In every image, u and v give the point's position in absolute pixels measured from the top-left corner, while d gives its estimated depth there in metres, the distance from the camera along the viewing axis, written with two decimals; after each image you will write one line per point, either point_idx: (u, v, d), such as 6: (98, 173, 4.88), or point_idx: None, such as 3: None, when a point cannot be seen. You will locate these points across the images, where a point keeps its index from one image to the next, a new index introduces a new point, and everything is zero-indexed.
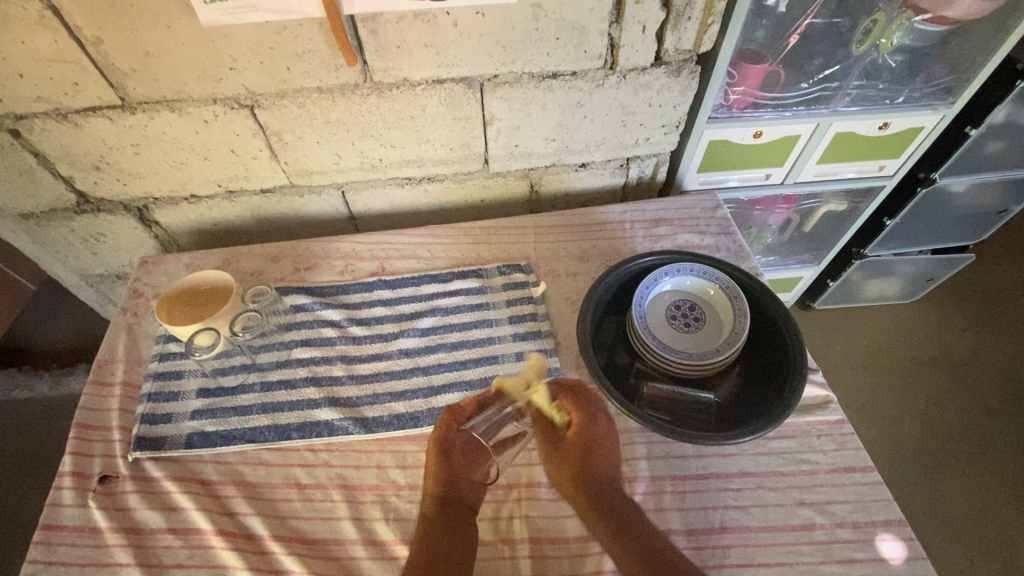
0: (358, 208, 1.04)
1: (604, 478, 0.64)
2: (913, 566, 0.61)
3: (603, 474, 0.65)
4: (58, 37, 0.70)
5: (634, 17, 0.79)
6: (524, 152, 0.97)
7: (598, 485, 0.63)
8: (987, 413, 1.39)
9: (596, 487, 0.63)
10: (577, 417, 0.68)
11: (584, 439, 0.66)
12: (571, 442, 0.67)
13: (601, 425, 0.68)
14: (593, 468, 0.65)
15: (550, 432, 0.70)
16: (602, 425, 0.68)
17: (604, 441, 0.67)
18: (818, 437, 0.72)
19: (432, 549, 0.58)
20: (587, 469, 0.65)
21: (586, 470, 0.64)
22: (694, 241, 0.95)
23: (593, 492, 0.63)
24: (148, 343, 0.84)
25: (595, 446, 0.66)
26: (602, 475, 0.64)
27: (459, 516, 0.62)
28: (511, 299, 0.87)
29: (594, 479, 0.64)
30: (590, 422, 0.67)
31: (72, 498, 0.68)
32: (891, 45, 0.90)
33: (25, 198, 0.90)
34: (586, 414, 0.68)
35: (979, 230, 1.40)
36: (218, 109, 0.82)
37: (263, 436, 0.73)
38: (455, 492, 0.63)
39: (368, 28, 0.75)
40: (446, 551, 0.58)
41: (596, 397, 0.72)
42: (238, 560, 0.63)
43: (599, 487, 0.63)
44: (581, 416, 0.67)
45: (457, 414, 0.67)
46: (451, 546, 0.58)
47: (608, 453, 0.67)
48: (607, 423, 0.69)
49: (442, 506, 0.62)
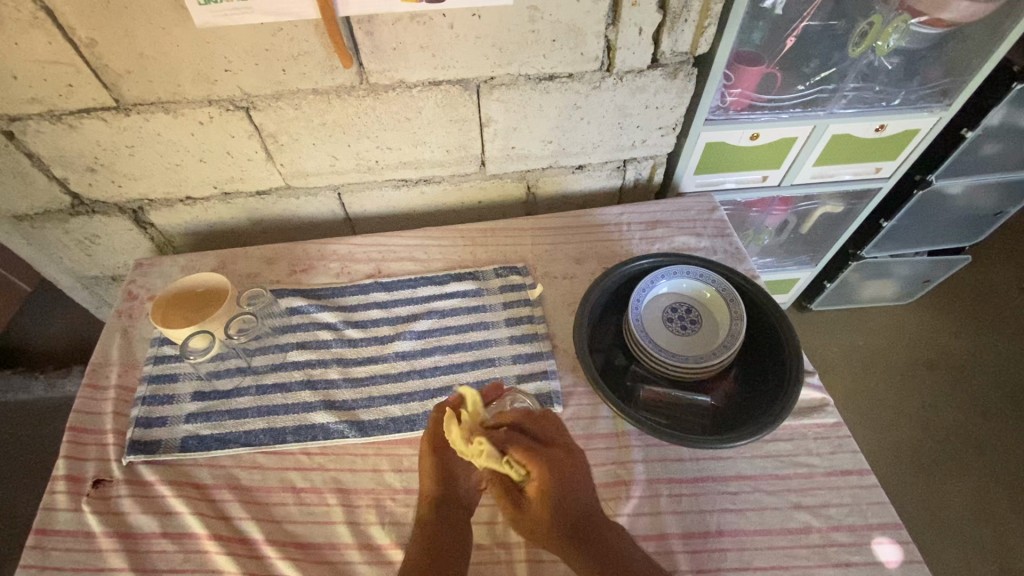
0: (355, 209, 1.04)
1: (583, 514, 0.56)
2: (908, 569, 0.61)
3: (581, 510, 0.56)
4: (52, 37, 0.70)
5: (632, 19, 0.79)
6: (522, 153, 0.97)
7: (570, 525, 0.55)
8: (983, 414, 1.40)
9: (568, 529, 0.55)
10: (538, 467, 0.55)
11: (547, 492, 0.55)
12: (535, 498, 0.56)
13: (567, 466, 0.56)
14: (564, 510, 0.55)
15: (509, 483, 0.59)
16: (568, 464, 0.57)
17: (577, 477, 0.57)
18: (815, 440, 0.72)
19: (429, 548, 0.58)
20: (561, 514, 0.55)
21: (558, 518, 0.55)
22: (691, 242, 0.95)
23: (570, 534, 0.55)
24: (142, 345, 0.84)
25: (564, 484, 0.55)
26: (580, 512, 0.56)
27: (456, 516, 0.62)
28: (508, 301, 0.86)
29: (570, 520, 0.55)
30: (555, 472, 0.55)
31: (65, 502, 0.67)
32: (888, 47, 0.90)
33: (19, 199, 0.90)
34: (546, 462, 0.55)
35: (975, 232, 1.41)
36: (214, 110, 0.81)
37: (258, 439, 0.72)
38: (451, 492, 0.63)
39: (364, 30, 0.74)
40: (443, 549, 0.58)
41: (558, 429, 0.60)
42: (232, 565, 0.63)
43: (576, 523, 0.55)
44: (540, 466, 0.54)
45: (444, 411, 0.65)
46: (448, 544, 0.59)
47: (582, 487, 0.57)
48: (575, 460, 0.58)
49: (439, 508, 0.61)
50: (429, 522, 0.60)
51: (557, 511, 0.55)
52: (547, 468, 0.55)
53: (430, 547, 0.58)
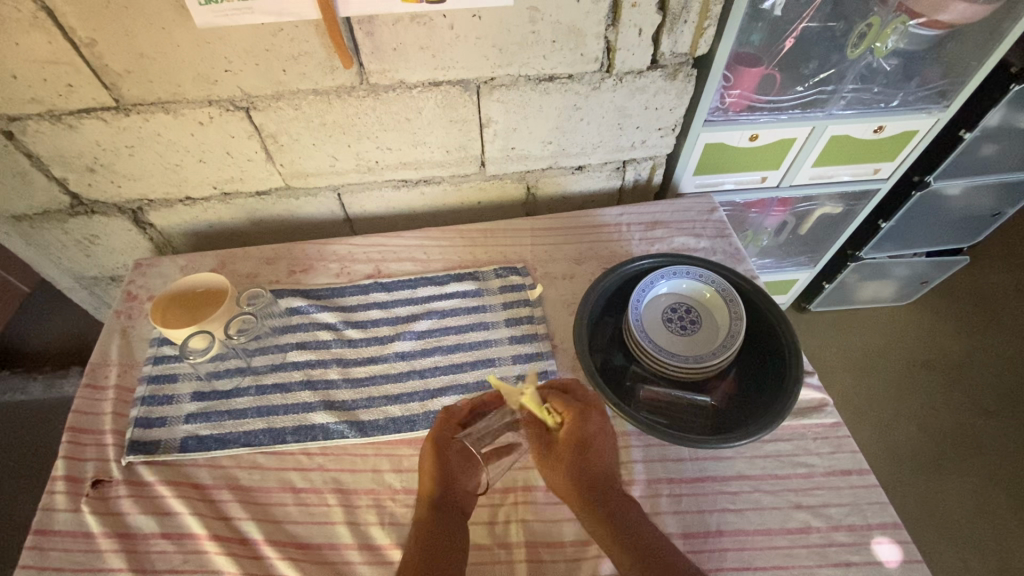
0: (355, 210, 1.04)
1: (597, 476, 0.60)
2: (908, 569, 0.61)
3: (599, 469, 0.60)
4: (52, 37, 0.70)
5: (631, 20, 0.79)
6: (522, 154, 0.97)
7: (591, 479, 0.60)
8: (982, 414, 1.40)
9: (588, 484, 0.59)
10: (567, 415, 0.62)
11: (576, 438, 0.61)
12: (562, 446, 0.61)
13: (592, 420, 0.62)
14: (587, 462, 0.60)
15: (541, 434, 0.65)
16: (592, 425, 0.62)
17: (598, 437, 0.61)
18: (815, 440, 0.72)
19: (426, 550, 0.57)
20: (580, 473, 0.60)
21: (581, 471, 0.60)
22: (690, 243, 0.95)
23: (591, 492, 0.59)
24: (142, 345, 0.83)
25: (585, 438, 0.61)
26: (597, 474, 0.60)
27: (453, 516, 0.61)
28: (508, 301, 0.86)
29: (587, 479, 0.59)
30: (582, 420, 0.62)
31: (64, 502, 0.67)
32: (886, 48, 0.90)
33: (18, 199, 0.90)
34: (573, 413, 0.62)
35: (973, 233, 1.41)
36: (213, 111, 0.81)
37: (258, 439, 0.72)
38: (449, 490, 0.62)
39: (364, 30, 0.74)
40: (441, 549, 0.57)
41: (591, 393, 0.66)
42: (232, 565, 0.63)
43: (592, 485, 0.59)
44: (572, 414, 0.62)
45: (451, 415, 0.66)
46: (444, 546, 0.58)
47: (604, 447, 0.61)
48: (600, 420, 0.63)
49: (436, 507, 0.61)
50: (425, 523, 0.60)
51: (580, 465, 0.60)
52: (572, 416, 0.62)
53: (428, 548, 0.57)
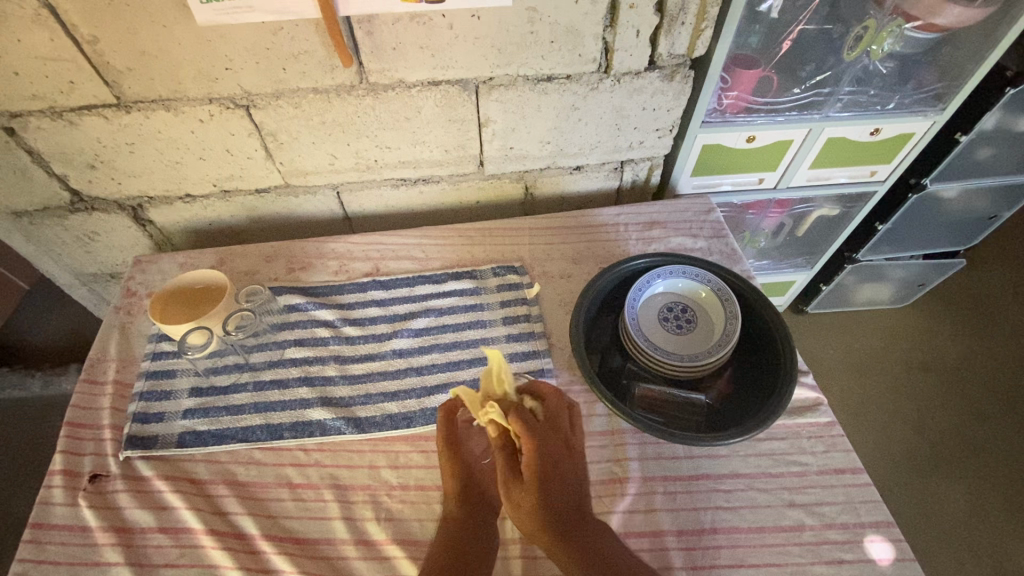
0: (354, 209, 1.04)
1: (566, 503, 0.57)
2: (900, 567, 0.62)
3: (563, 500, 0.57)
4: (54, 34, 0.70)
5: (629, 22, 0.80)
6: (520, 154, 0.97)
7: (557, 513, 0.56)
8: (979, 418, 1.40)
9: (553, 516, 0.56)
10: (526, 442, 0.57)
11: (543, 471, 0.56)
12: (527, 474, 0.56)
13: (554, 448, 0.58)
14: (554, 497, 0.56)
15: (508, 457, 0.59)
16: (559, 451, 0.58)
17: (564, 460, 0.59)
18: (809, 438, 0.72)
19: (453, 549, 0.58)
20: (548, 506, 0.56)
21: (545, 504, 0.56)
22: (687, 243, 0.96)
23: (558, 523, 0.56)
24: (140, 342, 0.84)
25: (555, 465, 0.57)
26: (565, 505, 0.57)
27: (480, 512, 0.63)
28: (506, 299, 0.87)
29: (557, 508, 0.56)
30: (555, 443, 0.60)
31: (61, 496, 0.67)
32: (882, 51, 0.91)
33: (19, 195, 0.90)
34: (538, 443, 0.57)
35: (969, 235, 1.42)
36: (214, 108, 0.82)
37: (256, 435, 0.73)
38: (477, 488, 0.64)
39: (364, 30, 0.75)
40: (464, 550, 0.59)
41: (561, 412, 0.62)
42: (229, 560, 0.63)
43: (561, 517, 0.56)
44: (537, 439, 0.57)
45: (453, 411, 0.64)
46: (473, 548, 0.59)
47: (570, 475, 0.59)
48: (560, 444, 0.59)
49: (465, 503, 0.63)
50: (454, 517, 0.62)
51: (545, 497, 0.56)
52: (537, 443, 0.57)
53: (455, 548, 0.59)
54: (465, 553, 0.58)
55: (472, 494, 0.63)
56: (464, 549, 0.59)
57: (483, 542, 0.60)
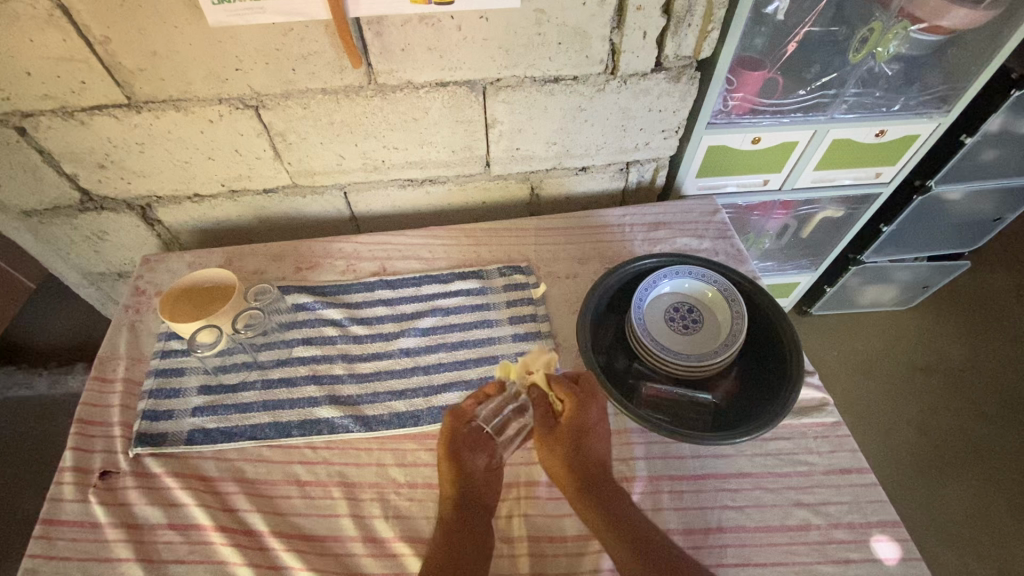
0: (360, 209, 1.05)
1: (594, 461, 0.64)
2: (907, 566, 0.62)
3: (594, 457, 0.65)
4: (67, 35, 0.71)
5: (635, 23, 0.80)
6: (526, 155, 0.98)
7: (588, 465, 0.64)
8: (982, 419, 1.40)
9: (585, 467, 0.63)
10: (569, 400, 0.67)
11: (576, 424, 0.66)
12: (564, 426, 0.66)
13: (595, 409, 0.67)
14: (582, 450, 0.64)
15: (544, 415, 0.68)
16: (596, 411, 0.67)
17: (595, 423, 0.66)
18: (815, 438, 0.72)
19: (448, 552, 0.59)
20: (581, 457, 0.64)
21: (579, 453, 0.64)
22: (692, 244, 0.96)
23: (584, 474, 0.63)
24: (150, 340, 0.84)
25: (591, 420, 0.66)
26: (596, 462, 0.64)
27: (476, 517, 0.63)
28: (512, 299, 0.87)
29: (586, 463, 0.64)
30: (582, 409, 0.66)
31: (72, 493, 0.68)
32: (888, 54, 0.92)
33: (29, 194, 0.91)
34: (578, 399, 0.67)
35: (974, 237, 1.42)
36: (223, 109, 0.83)
37: (264, 433, 0.73)
38: (472, 493, 0.65)
39: (373, 31, 0.76)
40: (459, 553, 0.59)
41: (596, 386, 0.70)
42: (238, 556, 0.63)
43: (591, 473, 0.63)
44: (575, 403, 0.67)
45: (460, 414, 0.68)
46: (469, 550, 0.59)
47: (599, 441, 0.66)
48: (601, 409, 0.67)
49: (460, 508, 0.63)
50: (448, 523, 0.62)
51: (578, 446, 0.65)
52: (577, 401, 0.67)
53: (450, 553, 0.59)
54: (462, 556, 0.58)
55: (466, 499, 0.64)
56: (460, 552, 0.59)
57: (478, 546, 0.60)
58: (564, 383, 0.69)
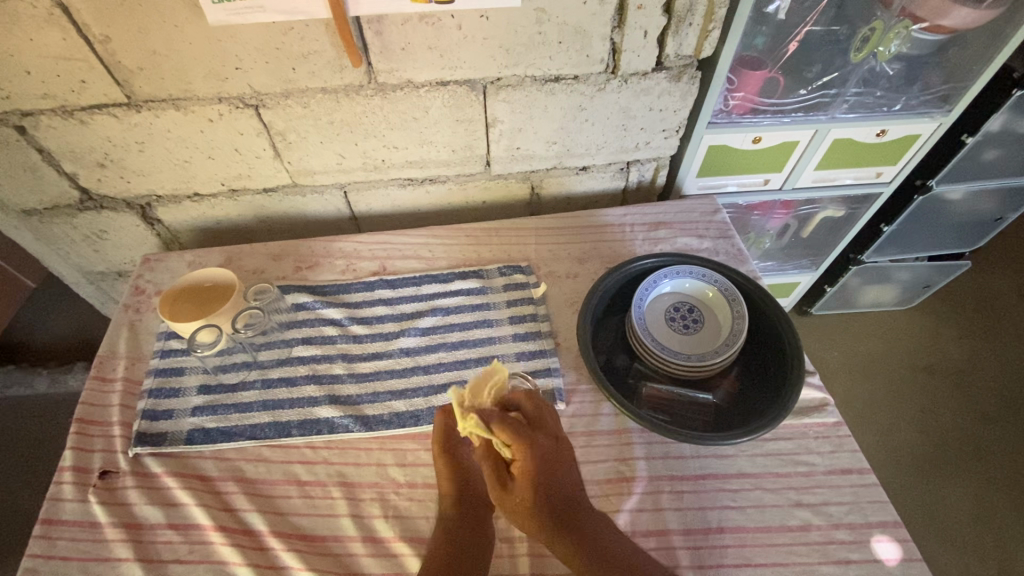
0: (360, 208, 1.05)
1: (558, 501, 0.60)
2: (908, 567, 0.62)
3: (561, 498, 0.60)
4: (67, 34, 0.71)
5: (636, 23, 0.80)
6: (527, 154, 0.98)
7: (556, 509, 0.59)
8: (983, 420, 1.40)
9: (551, 510, 0.59)
10: (516, 445, 0.60)
11: (530, 472, 0.59)
12: (518, 479, 0.60)
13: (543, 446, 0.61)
14: (546, 495, 0.59)
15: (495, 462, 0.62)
16: (548, 448, 0.61)
17: (548, 461, 0.60)
18: (816, 439, 0.72)
19: (449, 550, 0.59)
20: (546, 504, 0.59)
21: (541, 501, 0.59)
22: (693, 243, 0.96)
23: (554, 520, 0.59)
24: (149, 339, 0.84)
25: (542, 466, 0.60)
26: (562, 502, 0.60)
27: (476, 514, 0.63)
28: (512, 299, 0.87)
29: (551, 507, 0.59)
30: (533, 451, 0.60)
31: (72, 492, 0.68)
32: (889, 53, 0.91)
33: (29, 193, 0.91)
34: (527, 443, 0.60)
35: (975, 237, 1.42)
36: (223, 108, 0.82)
37: (264, 432, 0.73)
38: (471, 490, 0.65)
39: (373, 30, 0.75)
40: (458, 550, 0.59)
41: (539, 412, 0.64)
42: (237, 556, 0.63)
43: (558, 517, 0.59)
44: (523, 450, 0.60)
45: (454, 410, 0.66)
46: (469, 547, 0.60)
47: (561, 478, 0.61)
48: (551, 441, 0.62)
49: (460, 506, 0.63)
50: (449, 520, 0.62)
51: (541, 491, 0.59)
52: (525, 446, 0.60)
53: (450, 551, 0.59)
54: (463, 554, 0.59)
55: (466, 496, 0.64)
56: (461, 549, 0.59)
57: (478, 543, 0.61)
58: (508, 430, 0.60)
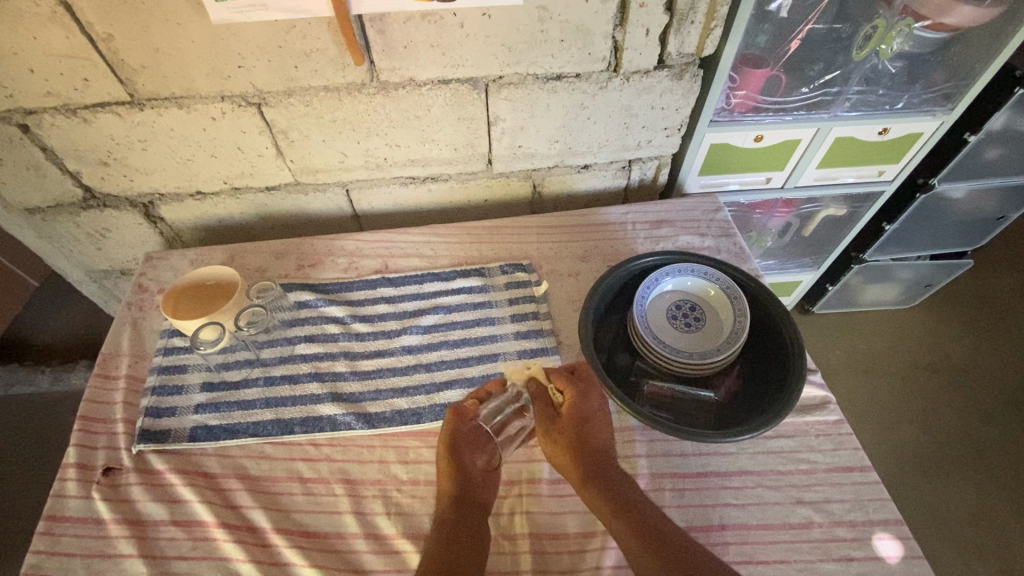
0: (362, 207, 1.05)
1: (596, 447, 0.64)
2: (909, 564, 0.62)
3: (598, 443, 0.65)
4: (70, 32, 0.71)
5: (638, 20, 0.80)
6: (529, 153, 0.98)
7: (593, 453, 0.63)
8: (986, 419, 1.40)
9: (588, 452, 0.63)
10: (570, 390, 0.68)
11: (577, 412, 0.66)
12: (566, 415, 0.67)
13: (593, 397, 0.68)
14: (586, 442, 0.64)
15: (545, 407, 0.69)
16: (597, 400, 0.68)
17: (596, 415, 0.67)
18: (818, 437, 0.72)
19: (446, 547, 0.57)
20: (585, 444, 0.64)
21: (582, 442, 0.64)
22: (695, 242, 0.96)
23: (591, 464, 0.62)
24: (152, 337, 0.85)
25: (590, 407, 0.67)
26: (600, 448, 0.64)
27: (473, 514, 0.62)
28: (514, 297, 0.87)
29: (588, 450, 0.64)
30: (583, 398, 0.68)
31: (75, 489, 0.68)
32: (891, 51, 0.91)
33: (32, 192, 0.91)
34: (580, 389, 0.68)
35: (977, 235, 1.42)
36: (226, 106, 0.83)
37: (267, 430, 0.73)
38: (467, 491, 0.64)
39: (376, 28, 0.76)
40: (457, 546, 0.58)
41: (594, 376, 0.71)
42: (241, 552, 0.64)
43: (596, 460, 0.62)
44: (574, 394, 0.68)
45: (463, 413, 0.68)
46: (467, 544, 0.58)
47: (601, 429, 0.67)
48: (601, 401, 0.69)
49: (457, 506, 0.62)
50: (446, 520, 0.61)
51: (583, 432, 0.65)
52: (578, 390, 0.68)
53: (448, 547, 0.57)
54: (461, 549, 0.57)
55: (462, 496, 0.63)
56: (459, 546, 0.58)
57: (476, 541, 0.59)
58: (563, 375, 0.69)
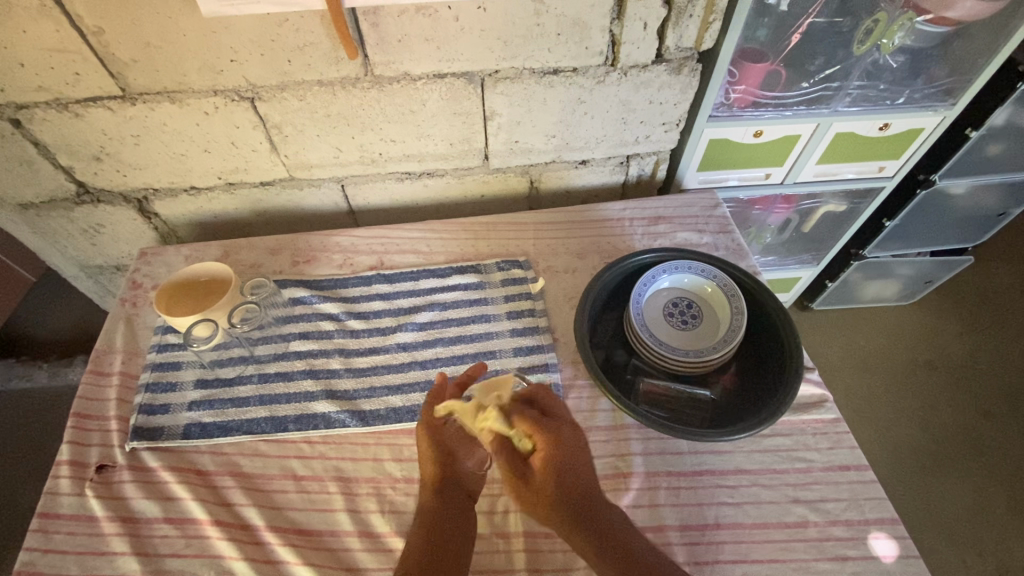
0: (358, 202, 1.04)
1: (577, 489, 0.57)
2: (904, 564, 0.61)
3: (579, 486, 0.57)
4: (60, 25, 0.70)
5: (636, 14, 0.79)
6: (525, 148, 0.97)
7: (573, 497, 0.56)
8: (985, 416, 1.40)
9: (569, 501, 0.56)
10: (538, 436, 0.58)
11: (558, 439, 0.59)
12: (539, 466, 0.58)
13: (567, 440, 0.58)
14: (563, 485, 0.56)
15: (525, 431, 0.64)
16: (569, 436, 0.59)
17: (569, 459, 0.58)
18: (814, 435, 0.72)
19: (431, 542, 0.58)
20: (563, 490, 0.56)
21: (559, 494, 0.56)
22: (693, 239, 0.95)
23: (570, 513, 0.56)
24: (146, 333, 0.84)
25: (563, 451, 0.58)
26: (580, 489, 0.57)
27: (458, 503, 0.62)
28: (510, 294, 0.87)
29: (566, 495, 0.56)
30: (556, 443, 0.58)
31: (69, 486, 0.68)
32: (893, 45, 0.90)
33: (25, 187, 0.90)
34: (547, 434, 0.58)
35: (978, 232, 1.41)
36: (219, 101, 0.82)
37: (260, 427, 0.73)
38: (455, 478, 0.64)
39: (369, 21, 0.75)
40: (439, 543, 0.58)
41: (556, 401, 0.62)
42: (234, 550, 0.63)
43: (574, 503, 0.56)
44: (545, 440, 0.58)
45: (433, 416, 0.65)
46: (449, 540, 0.59)
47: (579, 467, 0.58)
48: (575, 435, 0.60)
49: (443, 493, 0.62)
50: (430, 509, 0.61)
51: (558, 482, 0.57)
52: (547, 436, 0.58)
53: (431, 543, 0.58)
54: (439, 547, 0.58)
55: (448, 485, 0.63)
56: (441, 543, 0.58)
57: (460, 532, 0.60)
58: (529, 417, 0.59)
